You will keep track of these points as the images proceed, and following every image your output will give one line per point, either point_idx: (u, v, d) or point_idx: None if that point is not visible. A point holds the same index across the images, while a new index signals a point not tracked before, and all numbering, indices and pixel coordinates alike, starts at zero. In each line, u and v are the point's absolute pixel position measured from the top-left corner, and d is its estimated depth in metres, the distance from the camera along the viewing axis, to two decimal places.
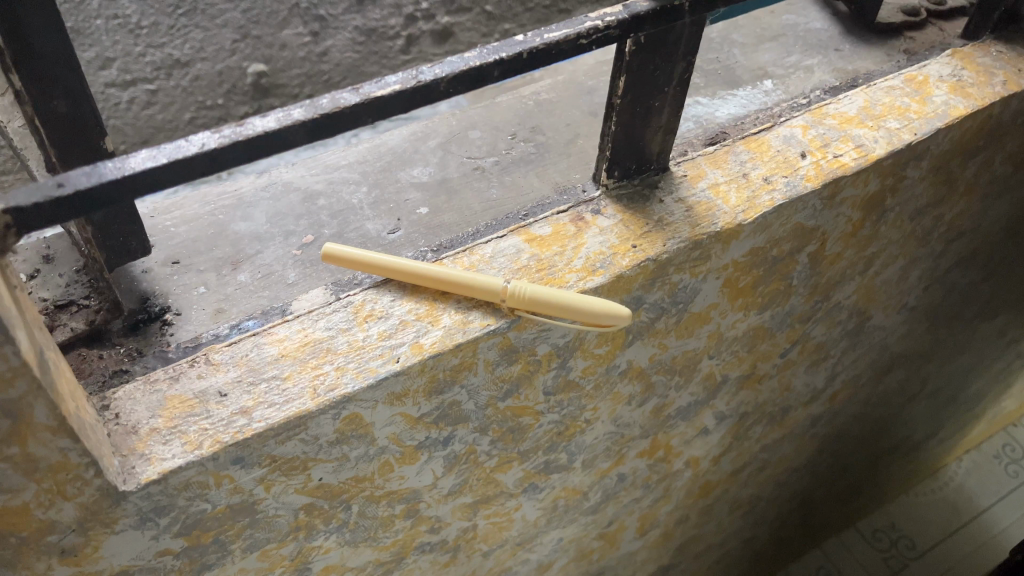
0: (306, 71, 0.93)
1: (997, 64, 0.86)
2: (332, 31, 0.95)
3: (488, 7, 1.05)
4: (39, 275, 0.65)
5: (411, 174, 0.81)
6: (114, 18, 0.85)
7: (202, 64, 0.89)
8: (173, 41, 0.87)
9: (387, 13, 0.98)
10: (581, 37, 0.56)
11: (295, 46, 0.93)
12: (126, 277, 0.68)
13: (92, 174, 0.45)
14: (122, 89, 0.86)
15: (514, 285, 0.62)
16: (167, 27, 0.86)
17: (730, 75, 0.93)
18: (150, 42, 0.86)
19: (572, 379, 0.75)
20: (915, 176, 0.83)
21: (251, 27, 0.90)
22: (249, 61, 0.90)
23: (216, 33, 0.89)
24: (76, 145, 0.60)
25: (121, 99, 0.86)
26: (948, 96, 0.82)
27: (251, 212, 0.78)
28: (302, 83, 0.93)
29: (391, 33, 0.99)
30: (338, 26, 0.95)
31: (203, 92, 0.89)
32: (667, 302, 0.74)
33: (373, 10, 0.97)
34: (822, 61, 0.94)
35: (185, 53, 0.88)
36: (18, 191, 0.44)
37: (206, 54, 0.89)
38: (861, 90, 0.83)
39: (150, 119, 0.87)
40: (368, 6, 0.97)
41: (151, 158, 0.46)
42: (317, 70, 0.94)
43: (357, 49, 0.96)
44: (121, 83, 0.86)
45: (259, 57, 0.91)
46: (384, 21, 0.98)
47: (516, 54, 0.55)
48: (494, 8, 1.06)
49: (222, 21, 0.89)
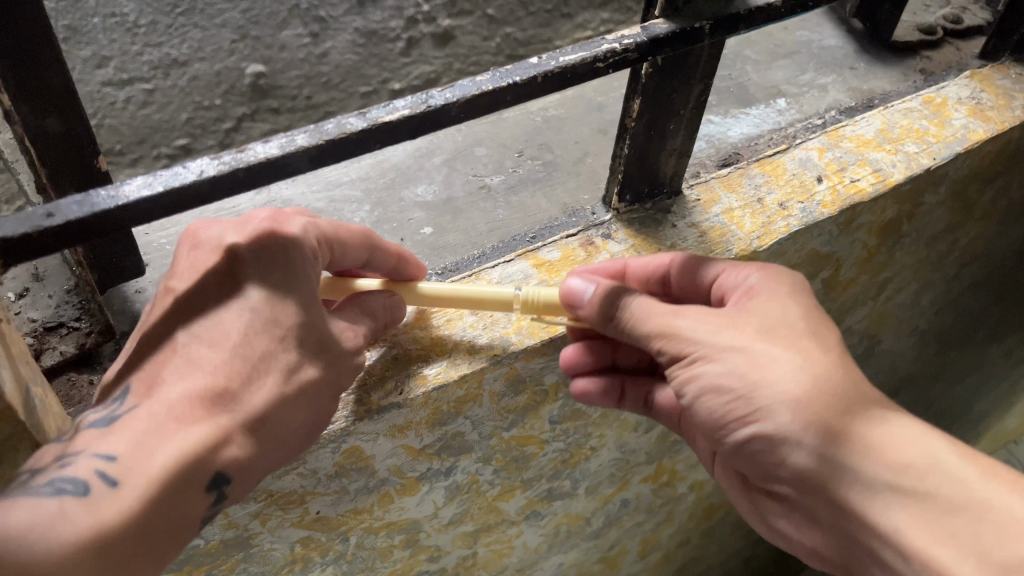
0: (305, 73, 1.14)
1: (1017, 86, 0.84)
2: (331, 33, 1.15)
3: (489, 11, 1.22)
4: (28, 294, 0.62)
5: (416, 193, 0.79)
6: (113, 17, 1.06)
7: (200, 64, 1.09)
8: (171, 41, 1.09)
9: (387, 16, 1.15)
10: (598, 61, 0.54)
11: (295, 48, 1.14)
12: (118, 298, 0.65)
13: (83, 203, 0.43)
14: (119, 89, 1.06)
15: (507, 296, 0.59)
16: (166, 26, 1.08)
17: (742, 93, 0.91)
18: (148, 41, 1.08)
19: (579, 408, 0.72)
20: (933, 201, 0.81)
21: (251, 27, 1.11)
22: (248, 63, 1.11)
23: (216, 32, 1.11)
24: (67, 162, 0.57)
25: (117, 97, 1.06)
26: (968, 119, 0.80)
27: None
28: (301, 83, 1.13)
29: (391, 35, 1.16)
30: (338, 28, 1.15)
31: (200, 93, 1.09)
32: None
33: (373, 13, 1.15)
34: (837, 79, 0.92)
35: (184, 53, 1.09)
36: (5, 222, 0.42)
37: (204, 55, 1.10)
38: (879, 112, 0.81)
39: (147, 119, 1.07)
40: (368, 9, 1.15)
41: (146, 187, 0.44)
42: (316, 70, 1.14)
43: (357, 51, 1.15)
44: (117, 83, 1.07)
45: (257, 59, 1.12)
46: (383, 23, 1.15)
47: (530, 78, 0.52)
48: (495, 12, 1.23)
49: (222, 21, 1.11)
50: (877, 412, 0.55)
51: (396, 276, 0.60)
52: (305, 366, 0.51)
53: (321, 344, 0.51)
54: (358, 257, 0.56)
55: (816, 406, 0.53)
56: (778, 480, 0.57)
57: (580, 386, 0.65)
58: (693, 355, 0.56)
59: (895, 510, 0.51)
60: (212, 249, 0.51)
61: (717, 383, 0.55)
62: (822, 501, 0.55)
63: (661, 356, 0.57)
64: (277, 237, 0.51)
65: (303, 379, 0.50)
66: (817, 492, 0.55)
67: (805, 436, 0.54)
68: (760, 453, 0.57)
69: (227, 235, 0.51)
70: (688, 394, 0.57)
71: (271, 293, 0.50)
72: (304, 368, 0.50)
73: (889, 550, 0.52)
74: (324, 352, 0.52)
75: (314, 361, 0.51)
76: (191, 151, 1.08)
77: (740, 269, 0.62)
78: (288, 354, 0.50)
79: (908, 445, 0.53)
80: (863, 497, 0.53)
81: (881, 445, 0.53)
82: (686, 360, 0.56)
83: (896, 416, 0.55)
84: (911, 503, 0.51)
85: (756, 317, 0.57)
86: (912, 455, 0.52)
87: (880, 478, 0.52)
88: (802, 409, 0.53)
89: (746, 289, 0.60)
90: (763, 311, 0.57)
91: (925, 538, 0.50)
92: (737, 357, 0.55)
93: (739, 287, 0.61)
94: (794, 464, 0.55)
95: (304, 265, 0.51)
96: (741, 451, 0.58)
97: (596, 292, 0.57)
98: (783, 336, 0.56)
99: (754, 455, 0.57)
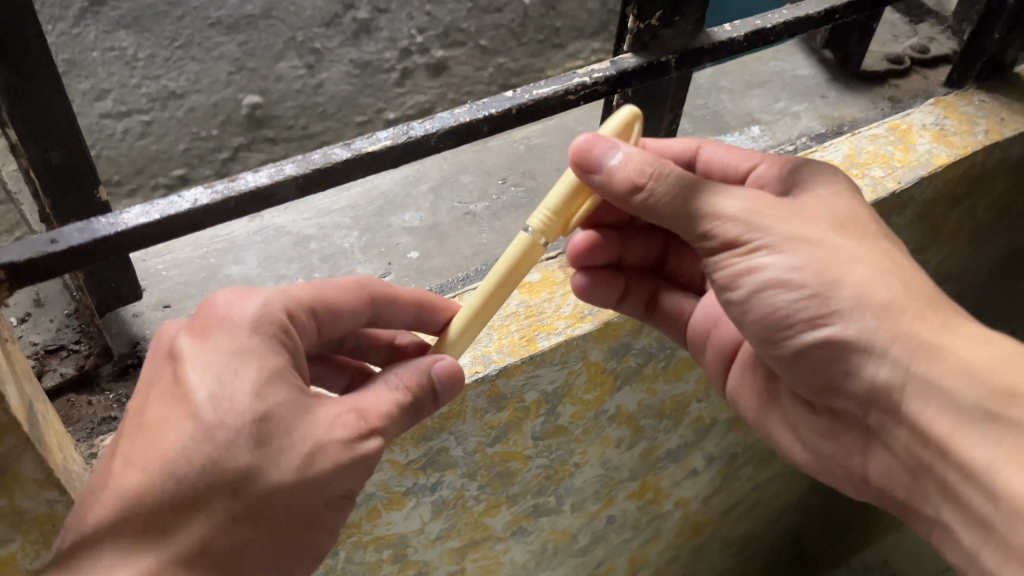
0: (300, 102, 1.28)
1: (979, 113, 0.88)
2: (326, 65, 1.31)
3: (481, 42, 1.34)
4: (30, 319, 0.65)
5: (403, 219, 0.82)
6: (112, 51, 1.21)
7: (195, 95, 1.25)
8: (168, 74, 1.24)
9: (382, 49, 1.31)
10: (569, 93, 0.57)
11: (292, 78, 1.29)
12: (116, 321, 0.68)
13: (85, 230, 0.46)
14: (117, 120, 1.21)
15: (530, 238, 0.55)
16: (164, 60, 1.24)
17: (718, 121, 0.95)
18: (146, 74, 1.23)
19: (561, 425, 0.75)
20: (901, 222, 0.85)
21: (246, 60, 1.27)
22: (243, 93, 1.27)
23: (211, 63, 1.26)
24: (69, 191, 0.60)
25: (115, 128, 1.21)
26: (931, 145, 0.84)
27: (242, 255, 0.78)
28: (296, 114, 1.28)
29: (386, 66, 1.31)
30: (334, 59, 1.31)
31: (197, 125, 1.24)
32: (655, 347, 0.75)
33: (369, 46, 1.31)
34: (808, 107, 0.96)
35: (181, 85, 1.24)
36: (12, 247, 0.45)
37: (200, 86, 1.25)
38: (847, 138, 0.85)
39: (144, 149, 1.21)
40: (364, 43, 1.30)
41: (144, 214, 0.47)
42: (312, 100, 1.29)
43: (352, 81, 1.29)
44: (116, 114, 1.21)
45: (254, 89, 1.27)
46: (379, 55, 1.31)
47: (505, 109, 0.55)
48: (487, 43, 1.34)
49: (218, 54, 1.26)
50: (971, 330, 0.55)
51: (420, 324, 0.61)
52: (267, 473, 0.46)
53: (292, 446, 0.47)
54: (359, 318, 0.57)
55: (899, 310, 0.54)
56: (848, 394, 0.59)
57: (579, 280, 0.67)
58: (756, 242, 0.55)
59: (988, 444, 0.52)
60: (168, 351, 0.50)
61: (785, 278, 0.55)
62: (901, 418, 0.56)
63: (705, 240, 0.55)
64: (230, 325, 0.49)
65: (256, 492, 0.46)
66: (894, 405, 0.56)
67: (887, 350, 0.54)
68: (827, 361, 0.58)
69: (181, 336, 0.49)
70: (746, 296, 0.58)
71: (214, 395, 0.46)
72: (259, 474, 0.46)
73: (967, 485, 0.53)
74: (297, 450, 0.47)
75: (274, 464, 0.46)
76: (187, 179, 1.21)
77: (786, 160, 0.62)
78: (235, 460, 0.45)
79: (1007, 373, 0.52)
80: (949, 418, 0.53)
81: (972, 365, 0.53)
82: (746, 247, 0.55)
83: (984, 331, 0.55)
84: (1002, 426, 0.52)
85: (825, 219, 0.57)
86: (1007, 375, 0.52)
87: (971, 401, 0.52)
88: (884, 314, 0.54)
89: (790, 180, 0.61)
90: (824, 206, 0.58)
91: (1010, 462, 0.51)
92: (818, 250, 0.55)
93: (781, 178, 0.61)
94: (873, 375, 0.56)
95: (263, 355, 0.48)
96: (808, 357, 0.59)
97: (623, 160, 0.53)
98: (855, 235, 0.56)
99: (822, 363, 0.59)
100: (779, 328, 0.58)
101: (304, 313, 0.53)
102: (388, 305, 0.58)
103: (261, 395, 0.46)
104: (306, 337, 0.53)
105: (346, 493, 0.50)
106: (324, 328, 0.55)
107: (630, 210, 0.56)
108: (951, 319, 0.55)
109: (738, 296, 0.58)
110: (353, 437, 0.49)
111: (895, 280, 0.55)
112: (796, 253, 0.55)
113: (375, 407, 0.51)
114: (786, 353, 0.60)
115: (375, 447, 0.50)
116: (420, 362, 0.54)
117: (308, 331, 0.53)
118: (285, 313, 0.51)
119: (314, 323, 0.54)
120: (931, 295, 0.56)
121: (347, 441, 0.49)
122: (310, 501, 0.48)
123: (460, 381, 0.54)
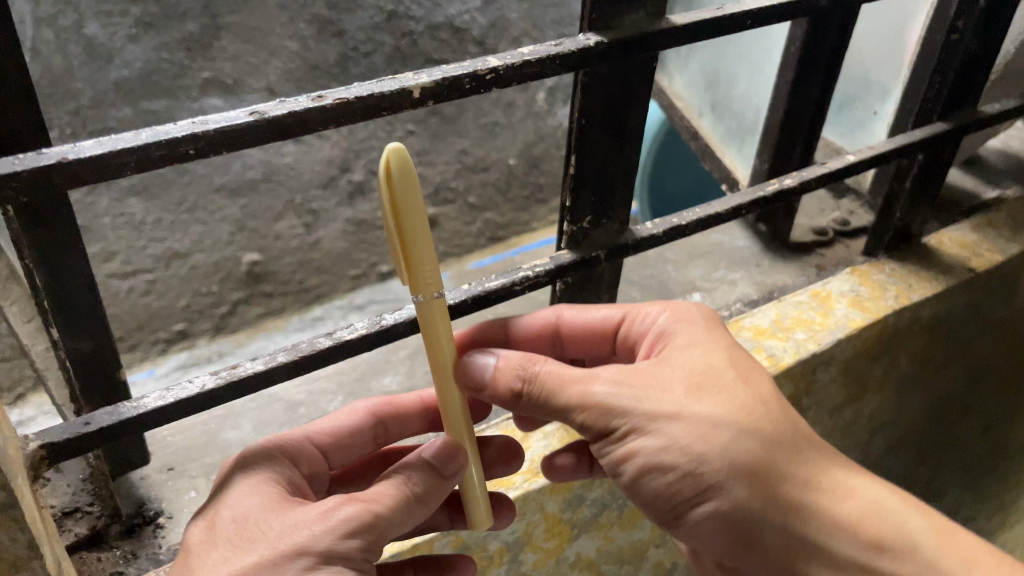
0: (299, 259, 1.42)
1: (891, 280, 1.01)
2: (321, 224, 1.42)
3: (470, 201, 1.57)
4: (50, 484, 0.73)
5: (382, 383, 0.93)
6: (121, 216, 1.23)
7: (198, 256, 1.32)
8: (173, 236, 1.29)
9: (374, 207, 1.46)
10: (516, 284, 0.69)
11: (289, 236, 1.40)
12: (126, 485, 0.76)
13: (112, 412, 0.57)
14: (123, 280, 1.26)
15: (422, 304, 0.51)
16: (168, 223, 1.27)
17: (664, 290, 1.08)
18: (152, 236, 1.27)
19: (524, 571, 0.82)
20: (826, 377, 0.95)
21: (247, 223, 1.35)
22: (245, 252, 1.36)
23: (215, 226, 1.32)
24: (93, 372, 0.70)
25: (121, 288, 1.26)
26: (848, 310, 0.96)
27: (240, 421, 0.88)
28: (294, 269, 1.41)
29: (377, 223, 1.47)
30: (330, 218, 1.43)
31: (200, 281, 1.33)
32: (608, 498, 0.83)
33: (362, 205, 1.45)
34: (744, 275, 1.09)
35: (186, 246, 1.30)
36: (54, 429, 0.55)
37: (203, 248, 1.32)
38: (774, 305, 0.97)
39: (146, 304, 1.29)
40: (358, 202, 1.45)
41: (160, 398, 0.58)
42: (309, 257, 1.43)
43: (347, 240, 1.46)
44: (122, 275, 1.26)
45: (254, 248, 1.37)
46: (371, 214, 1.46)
47: (461, 300, 0.66)
48: (475, 202, 1.58)
49: (222, 216, 1.32)
50: (836, 484, 0.58)
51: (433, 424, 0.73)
52: (231, 563, 0.49)
53: (261, 536, 0.50)
54: (366, 441, 0.69)
55: (764, 483, 0.56)
56: (747, 564, 0.60)
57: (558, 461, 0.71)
58: (623, 429, 0.55)
59: None
60: None
61: (658, 461, 0.56)
62: None
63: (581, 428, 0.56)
64: (222, 475, 0.58)
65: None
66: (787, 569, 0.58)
67: (766, 516, 0.56)
68: (718, 535, 0.58)
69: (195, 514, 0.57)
70: (632, 478, 0.58)
71: (204, 522, 0.53)
72: (229, 561, 0.49)
73: None
74: (265, 537, 0.50)
75: (245, 549, 0.49)
76: (186, 334, 1.33)
77: (650, 307, 0.65)
78: (211, 556, 0.50)
79: (870, 524, 0.58)
80: None
81: (845, 521, 0.57)
82: (617, 434, 0.55)
83: (845, 479, 0.59)
84: None
85: (684, 382, 0.57)
86: (874, 525, 0.58)
87: (851, 556, 0.57)
88: (756, 487, 0.56)
89: (657, 332, 0.63)
90: (681, 364, 0.58)
91: None
92: (674, 427, 0.55)
93: (650, 330, 0.64)
94: (763, 546, 0.57)
95: (244, 482, 0.56)
96: (696, 534, 0.59)
97: (497, 365, 0.56)
98: (715, 395, 0.57)
99: (714, 537, 0.59)
100: (667, 508, 0.59)
101: (304, 444, 0.63)
102: (394, 421, 0.70)
103: (236, 508, 0.53)
104: (307, 462, 0.63)
105: (341, 559, 0.49)
106: (329, 454, 0.66)
107: (519, 411, 0.58)
108: (816, 475, 0.58)
109: (626, 479, 0.59)
110: (329, 508, 0.50)
111: (752, 442, 0.56)
112: (665, 432, 0.55)
113: (368, 492, 0.52)
114: (676, 527, 0.60)
115: (356, 510, 0.50)
116: (416, 452, 0.55)
117: (310, 461, 0.64)
118: (273, 453, 0.60)
119: (315, 449, 0.64)
120: (794, 449, 0.57)
121: (324, 512, 0.50)
122: (288, 565, 0.48)
123: (456, 447, 0.54)
